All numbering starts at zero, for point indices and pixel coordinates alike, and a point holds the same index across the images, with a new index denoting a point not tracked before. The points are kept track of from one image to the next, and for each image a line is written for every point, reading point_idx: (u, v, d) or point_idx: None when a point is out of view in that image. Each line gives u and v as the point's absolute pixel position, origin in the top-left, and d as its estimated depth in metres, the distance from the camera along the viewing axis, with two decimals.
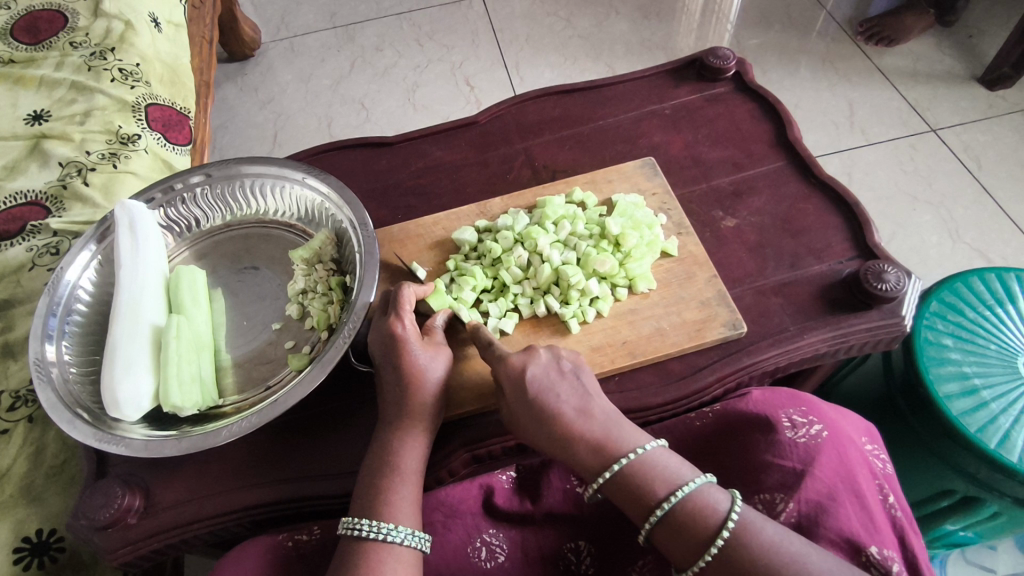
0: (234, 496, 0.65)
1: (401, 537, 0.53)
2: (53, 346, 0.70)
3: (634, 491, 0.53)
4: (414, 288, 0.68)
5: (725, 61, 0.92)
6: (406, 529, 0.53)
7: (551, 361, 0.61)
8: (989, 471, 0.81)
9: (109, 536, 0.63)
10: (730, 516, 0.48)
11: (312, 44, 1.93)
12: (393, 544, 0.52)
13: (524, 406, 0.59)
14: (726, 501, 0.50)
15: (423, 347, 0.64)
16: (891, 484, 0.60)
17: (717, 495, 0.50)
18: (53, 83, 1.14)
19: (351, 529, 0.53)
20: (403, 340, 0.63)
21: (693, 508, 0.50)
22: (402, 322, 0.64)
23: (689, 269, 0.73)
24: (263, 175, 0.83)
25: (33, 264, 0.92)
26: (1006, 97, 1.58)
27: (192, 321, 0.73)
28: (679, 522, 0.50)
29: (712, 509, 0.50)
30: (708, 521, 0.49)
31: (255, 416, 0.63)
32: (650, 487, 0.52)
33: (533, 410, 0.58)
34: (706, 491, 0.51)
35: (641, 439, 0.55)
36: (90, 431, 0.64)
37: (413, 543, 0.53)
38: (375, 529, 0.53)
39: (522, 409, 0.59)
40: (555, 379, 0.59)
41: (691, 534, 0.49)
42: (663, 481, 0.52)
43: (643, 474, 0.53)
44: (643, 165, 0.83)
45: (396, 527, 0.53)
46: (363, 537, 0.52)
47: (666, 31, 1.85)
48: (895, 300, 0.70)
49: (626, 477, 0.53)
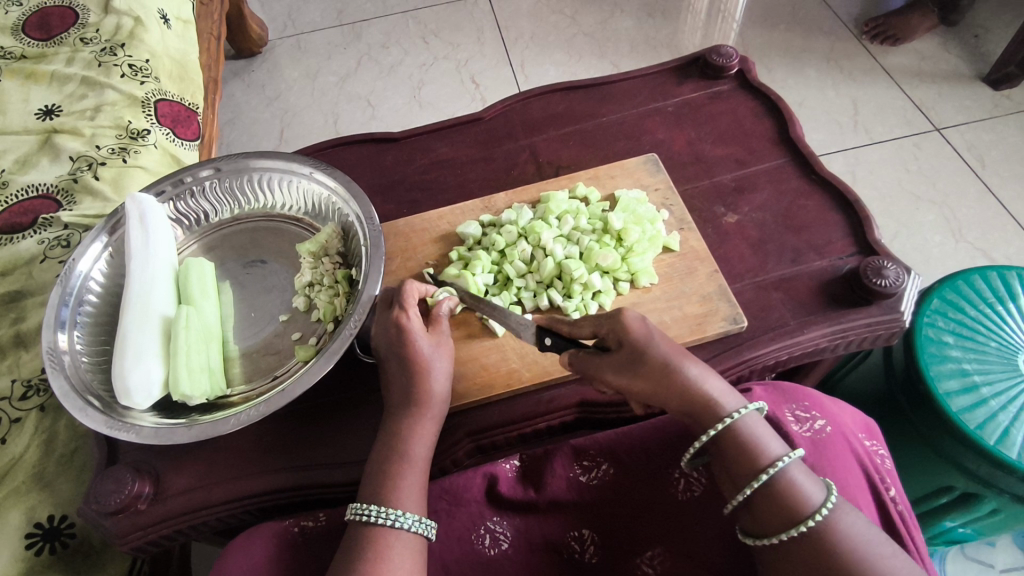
0: (241, 484, 0.66)
1: (408, 523, 0.54)
2: (65, 335, 0.71)
3: (736, 454, 0.53)
4: (417, 284, 0.69)
5: (728, 59, 0.93)
6: (412, 516, 0.55)
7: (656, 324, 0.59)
8: (989, 468, 0.82)
9: (120, 521, 0.64)
10: (825, 505, 0.49)
11: (319, 41, 1.94)
12: (400, 529, 0.54)
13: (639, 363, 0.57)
14: (822, 490, 0.50)
15: (428, 338, 0.64)
16: (892, 477, 0.62)
17: (815, 481, 0.50)
18: (64, 79, 1.16)
19: (358, 515, 0.54)
20: (410, 332, 0.64)
21: (792, 482, 0.50)
22: (408, 315, 0.65)
23: (690, 264, 0.74)
24: (271, 170, 0.84)
25: (45, 256, 0.94)
26: (1011, 97, 1.58)
27: (201, 312, 0.74)
28: (775, 494, 0.50)
29: (807, 489, 0.50)
30: (804, 500, 0.50)
31: (263, 405, 0.64)
32: (752, 454, 0.52)
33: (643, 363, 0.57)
34: (801, 470, 0.52)
35: (739, 403, 0.55)
36: (102, 418, 0.65)
37: (419, 529, 0.54)
38: (383, 515, 0.54)
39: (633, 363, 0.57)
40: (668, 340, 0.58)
41: (785, 508, 0.50)
42: (763, 451, 0.52)
43: (749, 439, 0.53)
44: (646, 161, 0.83)
45: (402, 513, 0.54)
46: (372, 522, 0.53)
47: (671, 30, 1.86)
48: (895, 295, 0.70)
49: (732, 439, 0.53)
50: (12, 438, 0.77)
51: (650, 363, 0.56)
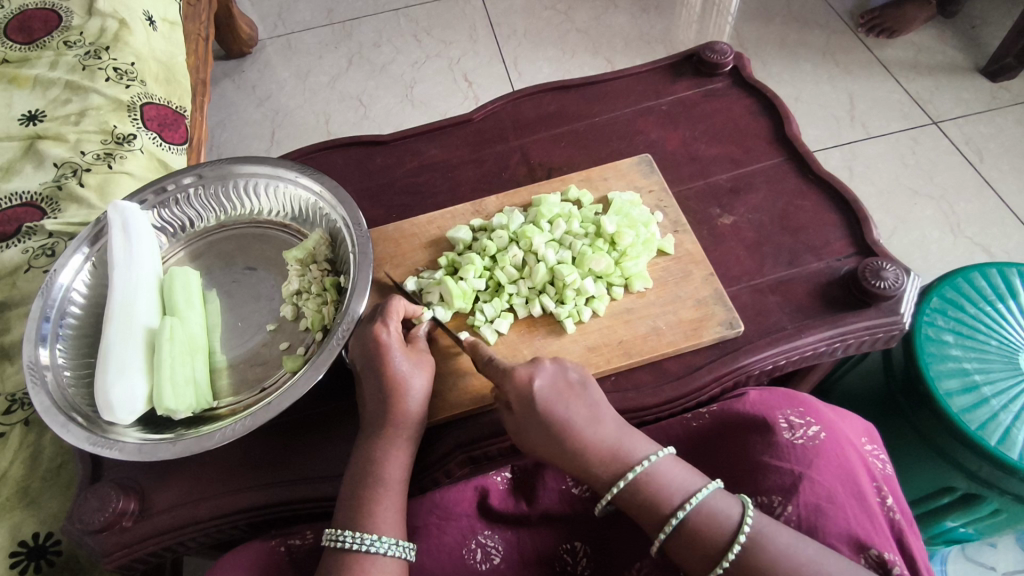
0: (229, 499, 0.64)
1: (384, 548, 0.54)
2: (47, 349, 0.69)
3: (645, 504, 0.54)
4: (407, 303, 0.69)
5: (722, 56, 0.91)
6: (388, 539, 0.54)
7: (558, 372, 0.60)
8: (991, 469, 0.81)
9: (104, 540, 0.63)
10: (740, 530, 0.50)
11: (310, 40, 1.92)
12: (377, 555, 0.53)
13: (533, 421, 0.59)
14: (736, 509, 0.52)
15: (406, 356, 0.63)
16: (890, 484, 0.61)
17: (725, 509, 0.51)
18: (47, 83, 1.14)
19: (334, 541, 0.54)
20: (386, 346, 0.63)
21: (702, 518, 0.52)
22: (387, 328, 0.64)
23: (685, 267, 0.73)
24: (256, 175, 0.82)
25: (29, 265, 0.92)
26: (1009, 89, 1.56)
27: (186, 323, 0.73)
28: (689, 538, 0.52)
29: (720, 516, 0.51)
30: (718, 533, 0.51)
31: (250, 419, 0.63)
32: (659, 500, 0.53)
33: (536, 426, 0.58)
34: (709, 500, 0.53)
35: (649, 449, 0.56)
36: (84, 434, 0.63)
37: (397, 552, 0.54)
38: (358, 541, 0.53)
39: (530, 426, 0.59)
40: (564, 392, 0.59)
41: (703, 545, 0.51)
42: (669, 493, 0.54)
43: (653, 488, 0.54)
44: (640, 162, 0.82)
45: (379, 537, 0.54)
46: (347, 549, 0.53)
47: (666, 25, 1.84)
48: (894, 297, 0.69)
49: (637, 489, 0.54)
50: None
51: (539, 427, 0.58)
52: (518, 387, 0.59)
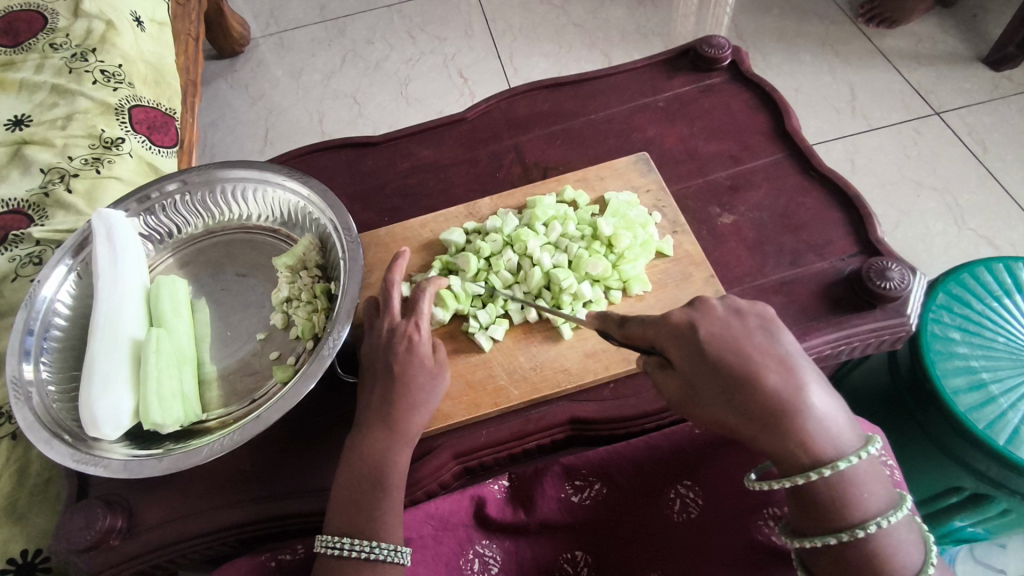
0: (218, 515, 0.63)
1: (384, 554, 0.52)
2: (31, 364, 0.68)
3: (833, 503, 0.45)
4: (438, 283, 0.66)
5: (720, 50, 0.89)
6: (388, 545, 0.53)
7: (737, 316, 0.50)
8: (999, 469, 0.79)
9: (91, 558, 0.61)
10: (928, 575, 0.44)
11: (302, 38, 1.89)
12: (377, 560, 0.52)
13: (713, 372, 0.48)
14: (920, 554, 0.45)
15: (431, 358, 0.62)
16: (900, 492, 0.59)
17: (915, 546, 0.45)
18: (34, 87, 1.12)
19: (331, 548, 0.53)
20: (415, 355, 0.61)
21: (890, 547, 0.44)
22: (419, 333, 0.62)
23: (685, 269, 0.71)
24: (243, 180, 0.80)
25: (16, 274, 0.90)
26: (1012, 78, 1.54)
27: (173, 333, 0.71)
28: (866, 554, 0.44)
29: (907, 555, 0.45)
30: (901, 567, 0.44)
31: (237, 433, 0.61)
32: (850, 506, 0.45)
33: (710, 371, 0.48)
34: (905, 529, 0.45)
35: (858, 440, 0.46)
36: (68, 451, 0.62)
37: (397, 558, 0.52)
38: (356, 548, 0.52)
39: (700, 371, 0.48)
40: (758, 342, 0.48)
41: (877, 570, 0.44)
42: (865, 502, 0.45)
43: (850, 492, 0.45)
44: (637, 160, 0.80)
45: (378, 543, 0.53)
46: (343, 555, 0.52)
47: (663, 18, 1.81)
48: (900, 298, 0.67)
49: (835, 486, 0.45)
50: None
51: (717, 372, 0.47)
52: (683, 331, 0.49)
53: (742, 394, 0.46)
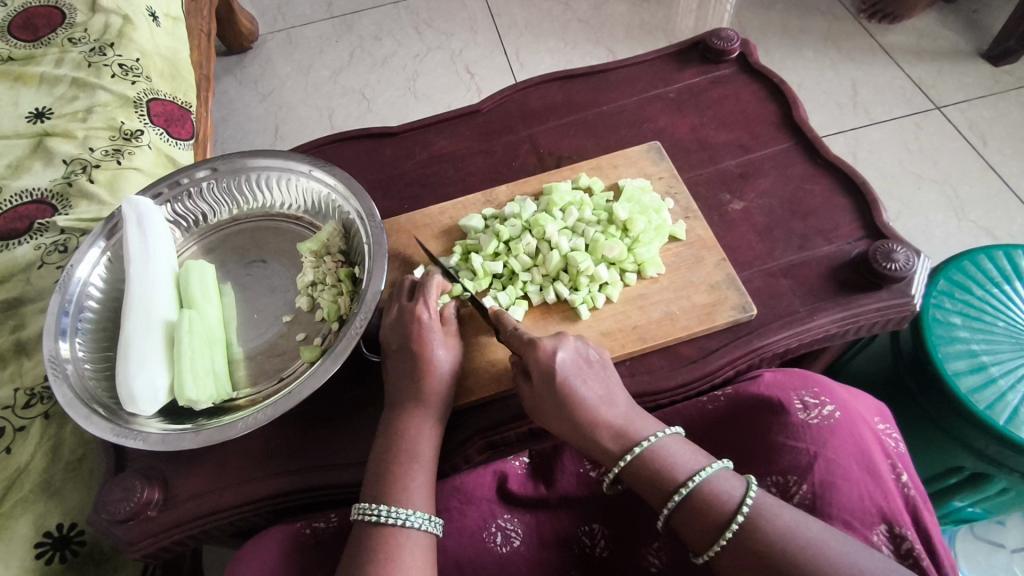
0: (251, 487, 0.66)
1: (417, 522, 0.54)
2: (67, 343, 0.70)
3: (654, 477, 0.53)
4: (442, 278, 0.69)
5: (729, 43, 0.91)
6: (421, 514, 0.55)
7: (581, 351, 0.60)
8: (998, 447, 0.82)
9: (130, 528, 0.64)
10: (744, 500, 0.49)
11: (310, 34, 1.92)
12: (410, 528, 0.54)
13: (550, 394, 0.58)
14: (740, 488, 0.50)
15: (443, 339, 0.65)
16: (904, 462, 0.62)
17: (732, 480, 0.51)
18: (54, 80, 1.14)
19: (367, 515, 0.54)
20: (425, 327, 0.64)
21: (708, 493, 0.50)
22: (427, 308, 0.66)
23: (697, 253, 0.73)
24: (268, 168, 0.83)
25: (43, 261, 0.93)
26: (1012, 73, 1.57)
27: (203, 315, 0.73)
28: (693, 509, 0.50)
29: (725, 495, 0.50)
30: (722, 505, 0.49)
31: (271, 408, 0.64)
32: (662, 475, 0.52)
33: (551, 395, 0.58)
34: (719, 474, 0.52)
35: (656, 427, 0.56)
36: (107, 426, 0.64)
37: (429, 527, 0.55)
38: (392, 515, 0.54)
39: (546, 398, 0.58)
40: (583, 370, 0.59)
41: (706, 518, 0.50)
42: (676, 468, 0.52)
43: (657, 463, 0.53)
44: (649, 149, 0.82)
45: (412, 512, 0.55)
46: (380, 522, 0.54)
47: (667, 14, 1.84)
48: (904, 279, 0.69)
49: (645, 464, 0.53)
50: (18, 447, 0.76)
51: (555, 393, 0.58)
52: (539, 363, 0.59)
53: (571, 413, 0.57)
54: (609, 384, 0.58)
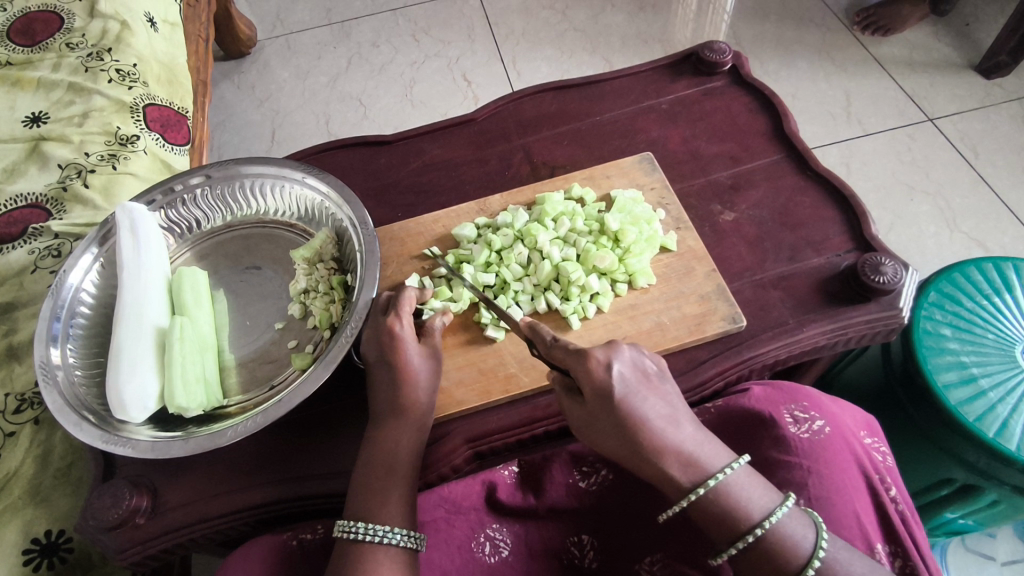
0: (240, 496, 0.65)
1: (397, 538, 0.54)
2: (58, 349, 0.70)
3: (726, 515, 0.50)
4: (413, 292, 0.70)
5: (721, 55, 0.92)
6: (401, 530, 0.55)
7: (635, 361, 0.55)
8: (988, 460, 0.83)
9: (117, 536, 0.64)
10: (817, 551, 0.48)
11: (308, 41, 1.92)
12: (390, 545, 0.54)
13: (607, 416, 0.53)
14: (811, 531, 0.49)
15: (418, 349, 0.65)
16: (893, 476, 0.62)
17: (805, 527, 0.49)
18: (50, 85, 1.15)
19: (346, 533, 0.54)
20: (400, 339, 0.65)
21: (782, 540, 0.49)
22: (400, 321, 0.66)
23: (688, 264, 0.74)
24: (262, 176, 0.83)
25: (36, 266, 0.93)
26: (1003, 85, 1.58)
27: (195, 322, 0.73)
28: (763, 554, 0.49)
29: (798, 542, 0.49)
30: (795, 553, 0.49)
31: (260, 416, 0.64)
32: (735, 515, 0.49)
33: (608, 415, 0.53)
34: (789, 513, 0.50)
35: (727, 458, 0.51)
36: (97, 432, 0.64)
37: (409, 543, 0.55)
38: (371, 532, 0.54)
39: (603, 419, 0.53)
40: (644, 383, 0.53)
41: (776, 565, 0.49)
42: (748, 510, 0.49)
43: (729, 501, 0.50)
44: (641, 160, 0.83)
45: (392, 529, 0.55)
46: (358, 540, 0.54)
47: (663, 23, 1.85)
48: (892, 292, 0.70)
49: (717, 501, 0.50)
50: (7, 452, 0.76)
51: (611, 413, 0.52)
52: (593, 380, 0.53)
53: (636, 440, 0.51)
54: (672, 398, 0.53)
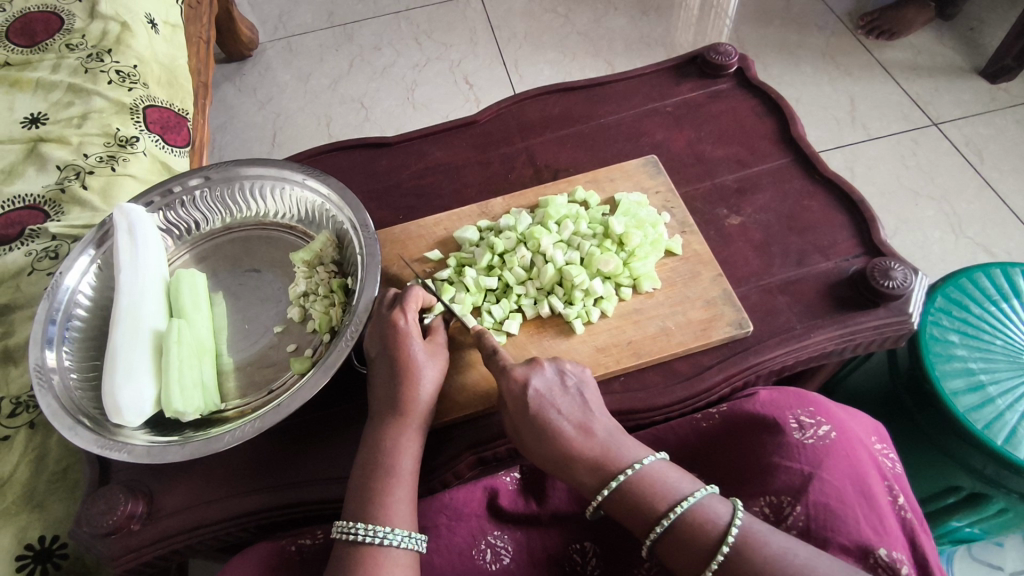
0: (237, 502, 0.64)
1: (397, 540, 0.53)
2: (53, 352, 0.69)
3: (635, 506, 0.51)
4: (423, 291, 0.68)
5: (727, 58, 0.91)
6: (402, 532, 0.54)
7: (556, 376, 0.60)
8: (996, 468, 0.81)
9: (112, 543, 0.63)
10: (732, 526, 0.47)
11: (311, 43, 1.92)
12: (390, 547, 0.53)
13: (526, 423, 0.58)
14: (727, 511, 0.49)
15: (424, 347, 0.64)
16: (901, 483, 0.61)
17: (719, 506, 0.49)
18: (49, 86, 1.14)
19: (346, 533, 0.53)
20: (405, 334, 0.64)
21: (694, 520, 0.49)
22: (405, 316, 0.65)
23: (694, 268, 0.73)
24: (262, 177, 0.82)
25: (33, 268, 0.92)
26: (1009, 90, 1.57)
27: (193, 325, 0.72)
28: (682, 538, 0.49)
29: (712, 521, 0.48)
30: (710, 532, 0.48)
31: (259, 421, 0.63)
32: (649, 501, 0.51)
33: (528, 423, 0.58)
34: (705, 497, 0.50)
35: (643, 453, 0.54)
36: (92, 437, 0.63)
37: (410, 544, 0.54)
38: (370, 533, 0.53)
39: (523, 426, 0.58)
40: (558, 395, 0.59)
41: (694, 547, 0.48)
42: (660, 494, 0.51)
43: (642, 490, 0.51)
44: (646, 163, 0.82)
45: (392, 530, 0.54)
46: (359, 541, 0.53)
47: (667, 27, 1.84)
48: (902, 297, 0.69)
49: (629, 492, 0.52)
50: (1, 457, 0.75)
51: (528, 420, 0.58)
52: (512, 392, 0.60)
53: (549, 442, 0.56)
54: (585, 409, 0.58)
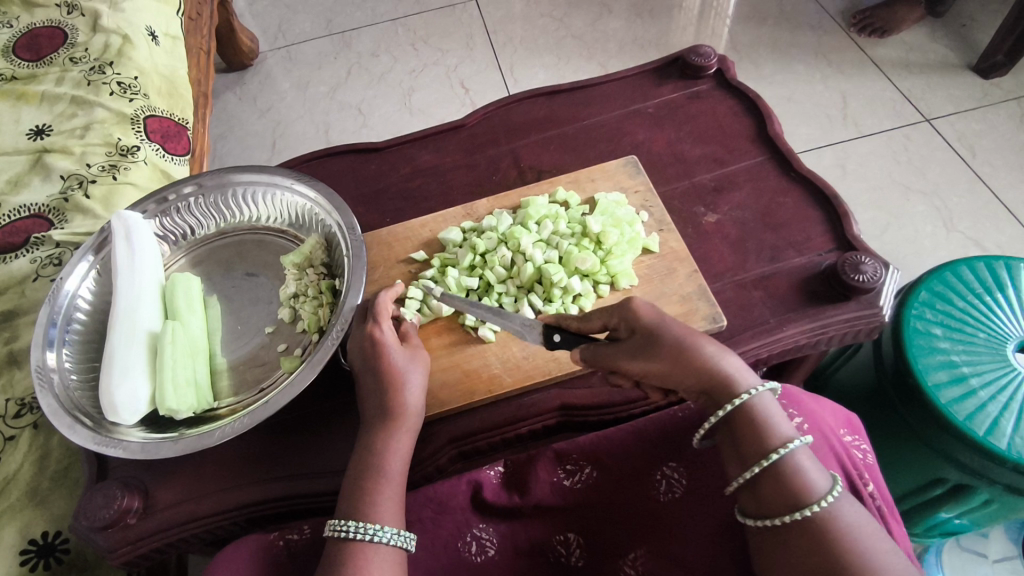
0: (229, 495, 0.67)
1: (387, 537, 0.55)
2: (54, 354, 0.72)
3: (748, 434, 0.54)
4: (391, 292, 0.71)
5: (706, 59, 0.93)
6: (391, 530, 0.56)
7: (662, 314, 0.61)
8: (981, 460, 0.83)
9: (110, 536, 0.65)
10: (830, 493, 0.50)
11: (310, 51, 1.96)
12: (379, 544, 0.55)
13: (648, 344, 0.59)
14: (827, 481, 0.51)
15: (402, 353, 0.66)
16: (872, 472, 0.63)
17: (821, 472, 0.52)
18: (54, 99, 1.18)
19: (338, 531, 0.55)
20: (381, 344, 0.66)
21: (794, 467, 0.52)
22: (381, 327, 0.67)
23: (670, 265, 0.74)
24: (254, 184, 0.85)
25: (37, 274, 0.95)
26: (1001, 85, 1.58)
27: (187, 327, 0.75)
28: (778, 477, 0.52)
29: (811, 477, 0.51)
30: (807, 487, 0.51)
31: (247, 417, 0.65)
32: (763, 435, 0.53)
33: (652, 346, 0.58)
34: (810, 457, 0.53)
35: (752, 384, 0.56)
36: (89, 434, 0.66)
37: (399, 542, 0.56)
38: (361, 531, 0.55)
39: (646, 347, 0.59)
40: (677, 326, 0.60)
41: (787, 490, 0.51)
42: (772, 435, 0.53)
43: (755, 417, 0.54)
44: (626, 163, 0.83)
45: (382, 528, 0.56)
46: (350, 538, 0.55)
47: (660, 29, 1.86)
48: (873, 291, 0.70)
49: (743, 416, 0.55)
50: (6, 456, 0.78)
51: (659, 341, 0.58)
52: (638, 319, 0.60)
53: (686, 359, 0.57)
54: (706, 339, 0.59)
